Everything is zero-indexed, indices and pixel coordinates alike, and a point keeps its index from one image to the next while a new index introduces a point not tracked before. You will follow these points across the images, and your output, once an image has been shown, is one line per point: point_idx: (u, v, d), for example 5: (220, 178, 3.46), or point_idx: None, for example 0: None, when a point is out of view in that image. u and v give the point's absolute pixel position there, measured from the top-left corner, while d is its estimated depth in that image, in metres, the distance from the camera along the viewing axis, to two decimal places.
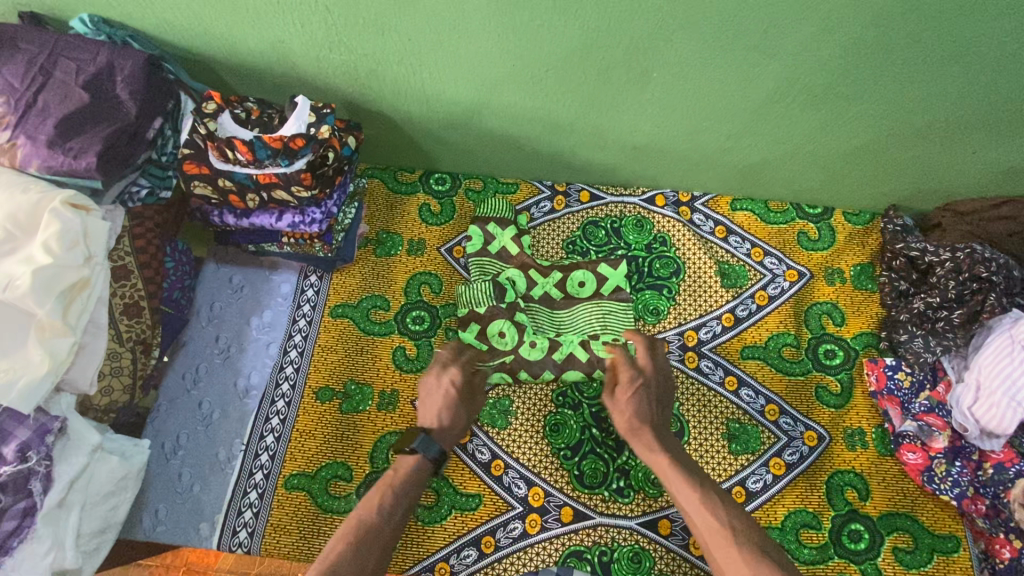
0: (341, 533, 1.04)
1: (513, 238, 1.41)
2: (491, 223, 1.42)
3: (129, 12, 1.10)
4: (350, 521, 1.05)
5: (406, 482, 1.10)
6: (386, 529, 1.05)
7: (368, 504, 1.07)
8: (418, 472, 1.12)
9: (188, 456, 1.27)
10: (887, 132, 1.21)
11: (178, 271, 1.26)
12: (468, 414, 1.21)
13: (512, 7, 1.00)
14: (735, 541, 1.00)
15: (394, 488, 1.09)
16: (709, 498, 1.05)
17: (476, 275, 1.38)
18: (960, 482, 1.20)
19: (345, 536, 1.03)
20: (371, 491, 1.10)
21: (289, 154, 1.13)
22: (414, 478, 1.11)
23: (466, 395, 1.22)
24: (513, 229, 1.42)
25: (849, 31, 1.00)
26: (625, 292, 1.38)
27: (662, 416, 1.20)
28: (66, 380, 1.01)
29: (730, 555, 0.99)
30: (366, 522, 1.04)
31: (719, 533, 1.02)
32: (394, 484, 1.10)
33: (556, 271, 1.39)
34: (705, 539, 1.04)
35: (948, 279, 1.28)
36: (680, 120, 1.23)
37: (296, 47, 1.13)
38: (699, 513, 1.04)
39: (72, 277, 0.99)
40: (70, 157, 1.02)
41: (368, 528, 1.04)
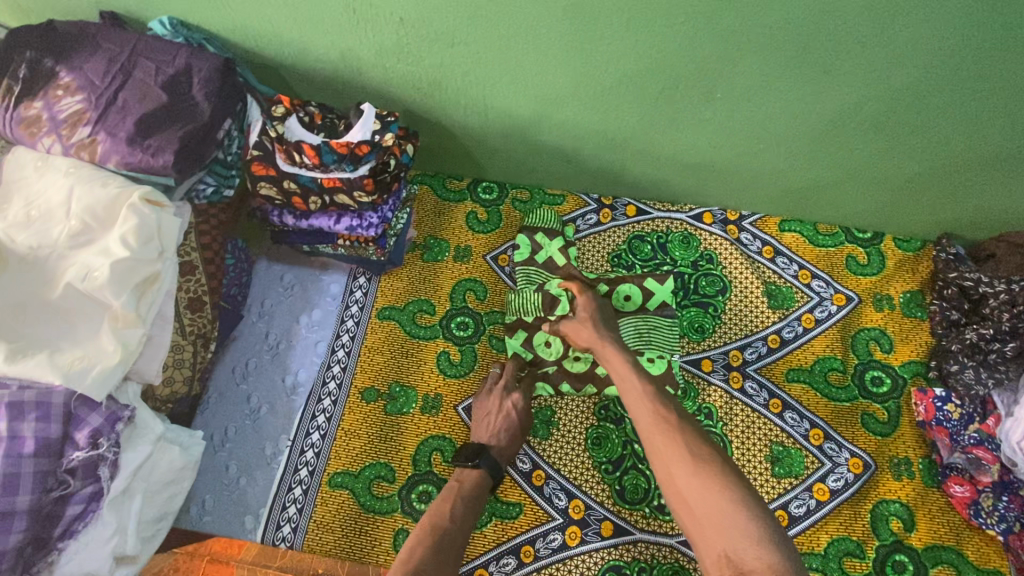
0: (416, 538, 0.99)
1: (560, 250, 1.42)
2: (540, 233, 1.43)
3: (207, 16, 1.13)
4: (424, 529, 1.01)
5: (472, 495, 1.10)
6: (458, 536, 1.02)
7: (440, 513, 1.04)
8: (480, 485, 1.12)
9: (235, 449, 1.30)
10: (948, 161, 1.21)
11: (237, 268, 1.29)
12: (523, 437, 1.23)
13: (586, 25, 1.01)
14: (671, 427, 0.97)
15: (461, 499, 1.08)
16: (651, 392, 1.04)
17: (523, 283, 1.39)
18: (1008, 517, 1.18)
19: (421, 541, 0.98)
20: (437, 504, 1.07)
21: (354, 159, 1.16)
22: (478, 493, 1.11)
23: (525, 417, 1.24)
24: (561, 240, 1.43)
25: (922, 61, 1.00)
26: (670, 308, 1.38)
27: (614, 330, 1.22)
28: (134, 369, 1.05)
29: (669, 443, 0.95)
30: (440, 528, 1.01)
31: (657, 421, 0.99)
32: (461, 495, 1.09)
33: (602, 284, 1.39)
34: (645, 429, 1.00)
35: (1002, 310, 1.27)
36: (738, 140, 1.24)
37: (366, 55, 1.16)
38: (639, 405, 1.03)
39: (145, 271, 1.02)
40: (149, 154, 1.06)
41: (441, 532, 1.00)
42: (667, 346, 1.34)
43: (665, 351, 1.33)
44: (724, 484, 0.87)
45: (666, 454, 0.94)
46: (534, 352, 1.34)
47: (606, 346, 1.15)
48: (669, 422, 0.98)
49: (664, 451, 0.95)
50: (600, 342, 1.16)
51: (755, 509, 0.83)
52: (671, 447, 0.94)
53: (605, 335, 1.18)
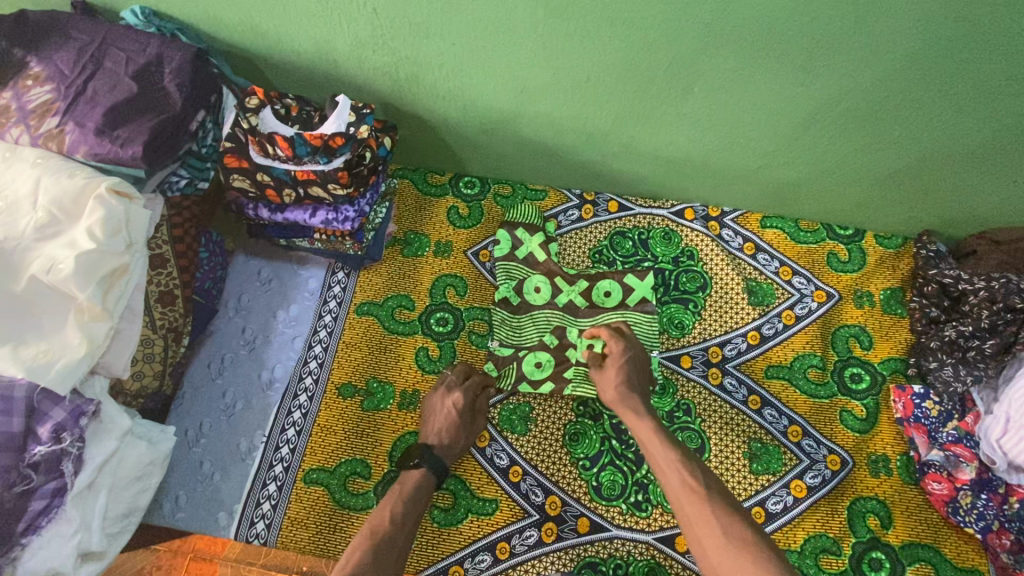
0: (358, 542, 1.00)
1: (541, 245, 1.41)
2: (520, 228, 1.42)
3: (179, 6, 1.12)
4: (366, 531, 1.02)
5: (414, 495, 1.11)
6: (398, 540, 1.03)
7: (382, 514, 1.05)
8: (422, 484, 1.13)
9: (210, 445, 1.28)
10: (927, 157, 1.20)
11: (211, 261, 1.27)
12: (467, 435, 1.22)
13: (560, 17, 1.00)
14: (703, 496, 0.97)
15: (402, 498, 1.09)
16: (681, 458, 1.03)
17: (503, 279, 1.38)
18: (986, 516, 1.18)
19: (362, 544, 1.00)
20: (380, 505, 1.08)
21: (328, 152, 1.14)
22: (420, 492, 1.12)
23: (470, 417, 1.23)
24: (542, 236, 1.42)
25: (898, 56, 0.99)
26: (651, 304, 1.37)
27: (645, 388, 1.19)
28: (101, 363, 1.03)
29: (704, 515, 0.95)
30: (383, 531, 1.02)
31: (690, 492, 0.98)
32: (403, 495, 1.10)
33: (582, 280, 1.39)
34: (677, 500, 1.00)
35: (981, 307, 1.26)
36: (717, 135, 1.23)
37: (340, 46, 1.15)
38: (669, 471, 1.02)
39: (113, 263, 1.00)
40: (117, 145, 1.04)
41: (382, 535, 1.02)
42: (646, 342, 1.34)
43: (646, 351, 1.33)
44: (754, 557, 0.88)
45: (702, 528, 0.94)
46: (512, 348, 1.33)
47: (631, 407, 1.14)
48: (700, 492, 0.98)
49: (699, 524, 0.95)
50: (626, 403, 1.15)
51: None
52: (706, 521, 0.94)
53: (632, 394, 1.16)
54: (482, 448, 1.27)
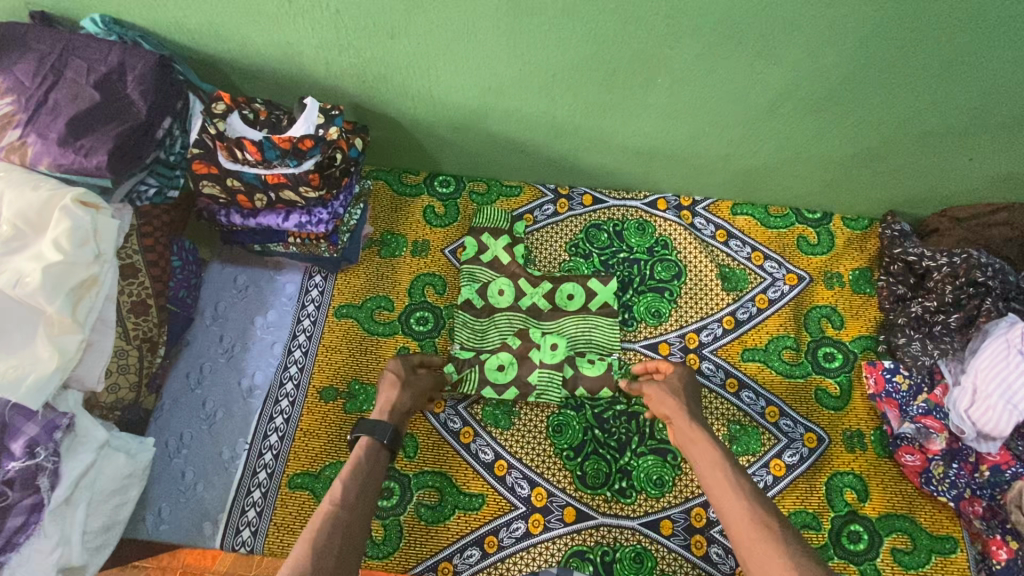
0: (310, 526, 0.92)
1: (506, 247, 1.42)
2: (486, 233, 1.43)
3: (141, 13, 1.11)
4: (317, 513, 0.94)
5: (366, 464, 1.04)
6: (353, 516, 0.96)
7: (330, 492, 0.98)
8: (376, 455, 1.06)
9: (191, 455, 1.27)
10: (886, 139, 1.24)
11: (184, 269, 1.25)
12: (414, 394, 1.18)
13: (523, 13, 1.02)
14: (753, 515, 0.93)
15: (352, 471, 1.02)
16: (732, 476, 1.00)
17: (465, 281, 1.40)
18: (958, 484, 1.22)
19: (314, 525, 0.92)
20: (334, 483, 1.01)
21: (297, 154, 1.15)
22: (374, 466, 1.05)
23: (414, 377, 1.20)
24: (508, 238, 1.43)
25: (851, 40, 1.02)
26: (614, 308, 1.39)
27: (699, 408, 1.17)
28: (73, 376, 1.01)
29: (751, 533, 0.91)
30: (334, 510, 0.95)
31: (739, 508, 0.95)
32: (357, 468, 1.03)
33: (546, 281, 1.40)
34: (724, 512, 0.97)
35: (945, 283, 1.31)
36: (685, 125, 1.25)
37: (306, 49, 1.15)
38: (717, 487, 1.00)
39: (82, 274, 0.99)
40: (81, 155, 1.03)
41: (336, 513, 0.94)
42: (606, 346, 1.36)
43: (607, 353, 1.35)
44: None
45: (747, 543, 0.91)
46: (473, 351, 1.34)
47: (687, 420, 1.12)
48: (750, 509, 0.94)
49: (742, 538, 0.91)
50: (682, 416, 1.13)
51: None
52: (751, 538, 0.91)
53: (690, 412, 1.14)
54: (438, 414, 1.30)
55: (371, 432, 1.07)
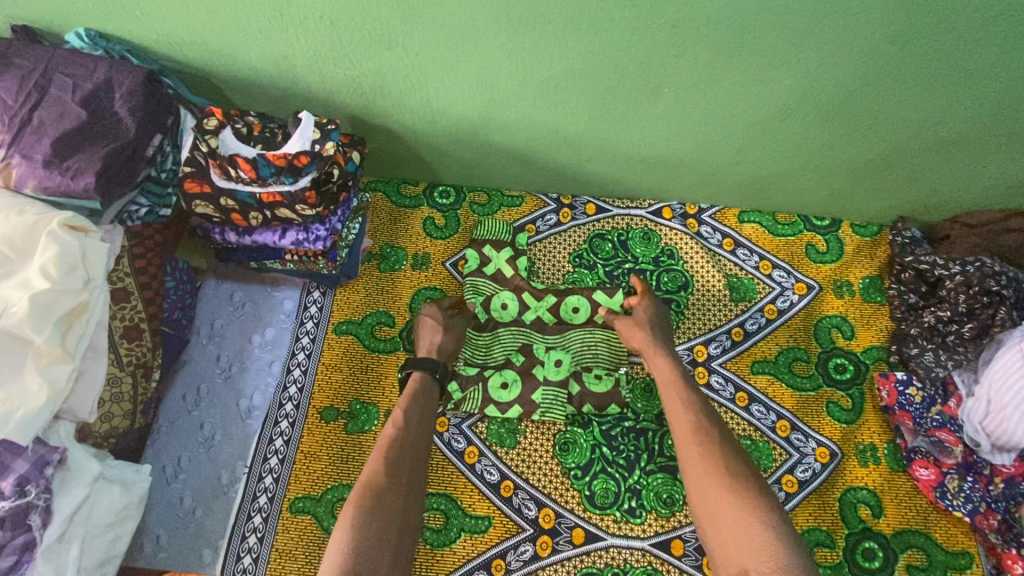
0: (375, 456, 1.02)
1: (508, 260, 1.39)
2: (488, 245, 1.39)
3: (128, 27, 1.07)
4: (380, 443, 1.04)
5: (420, 400, 1.13)
6: (413, 445, 1.06)
7: (389, 423, 1.08)
8: (426, 388, 1.16)
9: (189, 480, 1.24)
10: (898, 147, 1.21)
11: (178, 290, 1.23)
12: (455, 338, 1.26)
13: (526, 23, 0.98)
14: (709, 447, 1.02)
15: (409, 404, 1.11)
16: (693, 406, 1.09)
17: (470, 294, 1.36)
18: (973, 498, 1.19)
19: (378, 456, 1.02)
20: (391, 415, 1.10)
21: (293, 171, 1.11)
22: (426, 399, 1.14)
23: (453, 321, 1.29)
24: (509, 251, 1.40)
25: (864, 47, 0.99)
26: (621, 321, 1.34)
27: (666, 337, 1.25)
28: (64, 407, 0.98)
29: (706, 461, 1.01)
30: (397, 439, 1.05)
31: (695, 436, 1.04)
32: (412, 400, 1.12)
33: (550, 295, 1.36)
34: (679, 437, 1.07)
35: (958, 292, 1.28)
36: (691, 134, 1.22)
37: (301, 62, 1.11)
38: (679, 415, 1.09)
39: (71, 302, 0.96)
40: (68, 177, 0.99)
41: (397, 443, 1.04)
42: (615, 359, 1.32)
43: (614, 368, 1.31)
44: (752, 504, 0.93)
45: (699, 470, 1.01)
46: (479, 367, 1.31)
47: (656, 351, 1.20)
48: (707, 438, 1.04)
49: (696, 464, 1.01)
50: (652, 348, 1.20)
51: (777, 533, 0.89)
52: (705, 466, 1.00)
53: (658, 343, 1.22)
54: (441, 434, 1.27)
55: (428, 370, 1.18)
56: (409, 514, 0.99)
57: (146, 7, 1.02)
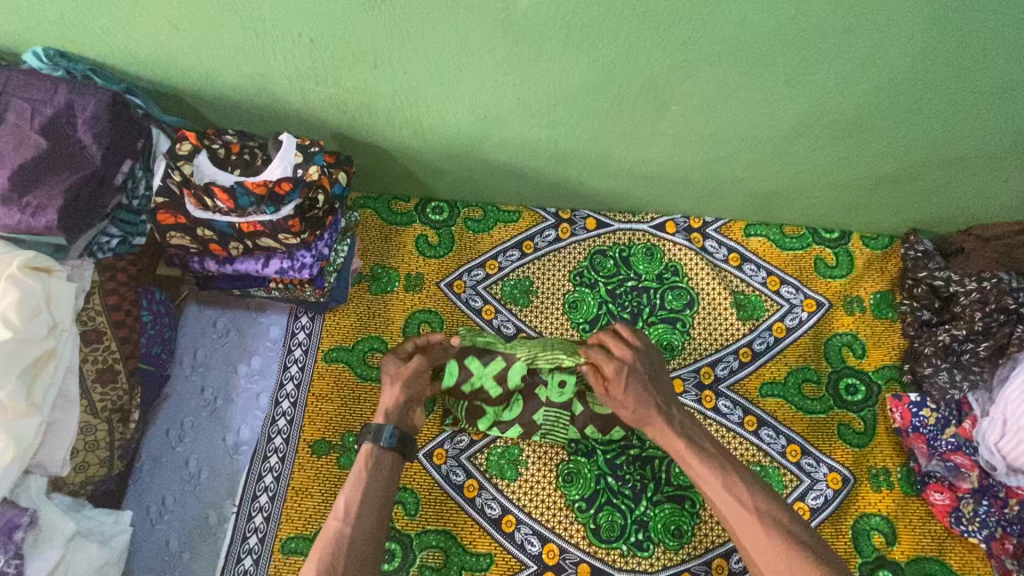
0: (312, 556, 0.94)
1: (496, 378, 1.19)
2: (474, 358, 1.20)
3: (91, 45, 0.99)
4: (321, 540, 0.96)
5: (373, 481, 1.03)
6: (356, 541, 0.97)
7: (332, 515, 1.00)
8: (377, 460, 1.05)
9: (175, 521, 1.18)
10: (914, 162, 1.15)
11: (156, 324, 1.13)
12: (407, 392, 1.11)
13: (523, 40, 0.92)
14: (763, 524, 0.96)
15: (356, 486, 1.02)
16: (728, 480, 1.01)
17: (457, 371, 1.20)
18: (988, 523, 1.16)
19: (316, 557, 0.94)
20: (337, 501, 1.02)
21: (275, 200, 1.03)
22: (380, 476, 1.04)
23: (405, 367, 1.12)
24: (501, 361, 1.19)
25: (888, 64, 0.93)
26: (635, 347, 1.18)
27: (664, 391, 1.11)
28: (34, 463, 0.94)
29: (765, 544, 0.95)
30: (336, 535, 0.96)
31: (745, 518, 0.98)
32: (359, 480, 1.02)
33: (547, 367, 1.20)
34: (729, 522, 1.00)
35: (973, 309, 1.24)
36: (699, 150, 1.16)
37: (281, 80, 1.03)
38: (719, 495, 1.01)
39: (36, 351, 0.92)
40: (28, 215, 0.92)
41: (336, 540, 0.96)
42: None
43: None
44: None
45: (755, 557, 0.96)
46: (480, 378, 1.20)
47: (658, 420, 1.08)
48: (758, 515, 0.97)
49: (756, 548, 0.96)
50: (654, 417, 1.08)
51: None
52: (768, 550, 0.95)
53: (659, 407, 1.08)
54: (439, 466, 1.22)
55: (375, 437, 1.06)
56: None
57: (111, 26, 0.94)
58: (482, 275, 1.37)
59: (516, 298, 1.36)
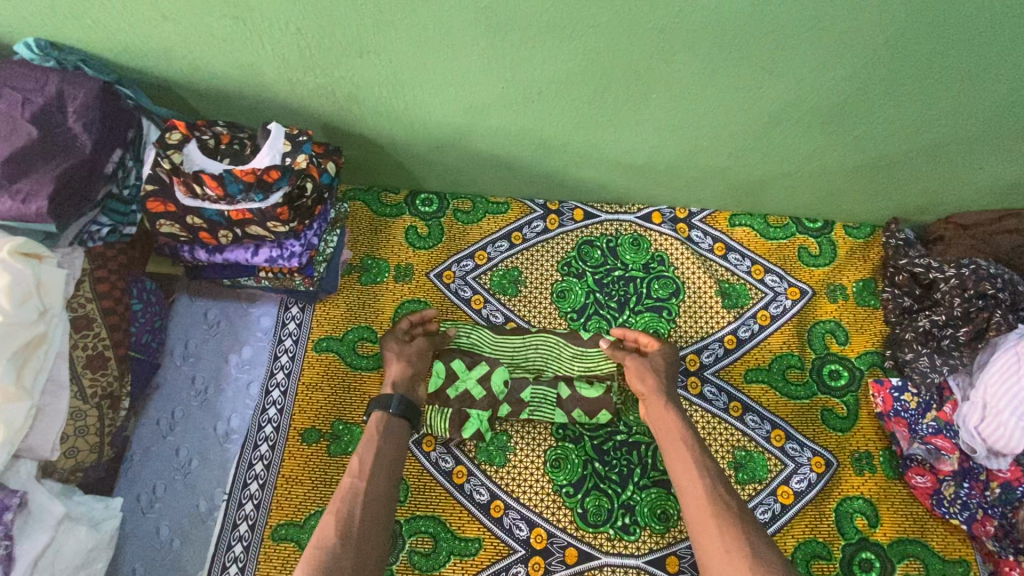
0: (329, 511, 0.93)
1: (479, 380, 1.23)
2: (459, 360, 1.24)
3: (81, 36, 1.00)
4: (337, 497, 0.96)
5: (382, 441, 1.04)
6: (372, 495, 0.96)
7: (347, 474, 0.99)
8: (385, 425, 1.06)
9: (166, 509, 1.19)
10: (893, 150, 1.18)
11: (146, 312, 1.15)
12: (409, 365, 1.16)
13: (507, 28, 0.93)
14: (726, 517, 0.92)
15: (368, 447, 1.03)
16: (706, 470, 0.99)
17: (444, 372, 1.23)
18: (969, 505, 1.18)
19: (332, 511, 0.93)
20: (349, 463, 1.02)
21: (262, 188, 1.05)
22: (388, 437, 1.05)
23: (406, 346, 1.19)
24: (484, 366, 1.25)
25: (862, 50, 0.95)
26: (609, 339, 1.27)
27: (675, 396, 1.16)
28: (24, 447, 0.96)
29: (717, 530, 0.90)
30: (352, 490, 0.96)
31: (709, 505, 0.93)
32: (370, 443, 1.04)
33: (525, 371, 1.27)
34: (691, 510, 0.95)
35: (952, 295, 1.25)
36: (682, 139, 1.18)
37: (270, 71, 1.05)
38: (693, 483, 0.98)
39: (27, 335, 0.93)
40: (19, 201, 0.93)
41: (351, 495, 0.95)
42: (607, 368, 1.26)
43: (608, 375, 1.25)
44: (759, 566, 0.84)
45: (704, 530, 0.91)
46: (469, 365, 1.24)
47: (661, 404, 1.11)
48: (721, 507, 0.93)
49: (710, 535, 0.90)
50: (657, 400, 1.11)
51: None
52: (718, 545, 0.89)
53: (666, 394, 1.12)
54: (428, 454, 1.23)
55: (384, 405, 1.08)
56: (370, 567, 0.89)
57: (101, 16, 0.95)
58: (471, 266, 1.39)
59: (505, 288, 1.37)
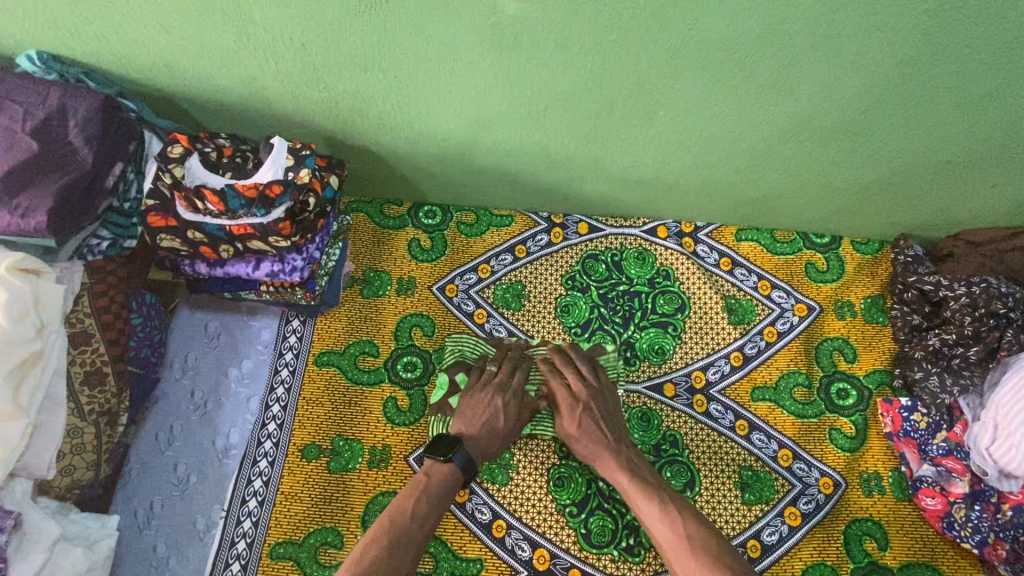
0: (371, 538, 0.96)
1: None
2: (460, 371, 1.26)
3: (83, 49, 0.99)
4: (382, 526, 0.98)
5: (443, 491, 1.04)
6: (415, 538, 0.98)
7: (400, 504, 1.00)
8: (450, 477, 1.05)
9: (163, 526, 1.17)
10: (903, 167, 1.16)
11: (146, 326, 1.14)
12: (486, 422, 1.13)
13: (514, 44, 0.92)
14: (694, 554, 0.94)
15: (428, 491, 1.03)
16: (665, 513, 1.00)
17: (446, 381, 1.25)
18: (981, 528, 1.15)
19: (379, 551, 0.94)
20: (404, 492, 1.03)
21: (265, 202, 1.04)
22: (448, 487, 1.05)
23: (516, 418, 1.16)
24: None
25: (873, 67, 0.94)
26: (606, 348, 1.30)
27: (617, 427, 1.15)
28: (20, 466, 0.94)
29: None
30: (401, 529, 0.97)
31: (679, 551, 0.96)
32: (430, 487, 1.03)
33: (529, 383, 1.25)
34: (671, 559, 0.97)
35: (963, 313, 1.24)
36: (689, 154, 1.16)
37: (273, 84, 1.04)
38: (659, 529, 1.00)
39: (24, 352, 0.91)
40: (17, 216, 0.92)
41: (400, 531, 0.97)
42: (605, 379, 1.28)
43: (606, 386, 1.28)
44: None
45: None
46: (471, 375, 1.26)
47: (604, 456, 1.11)
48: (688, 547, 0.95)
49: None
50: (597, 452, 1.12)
51: None
52: None
53: (599, 441, 1.12)
54: None
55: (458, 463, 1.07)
56: None
57: (104, 29, 0.95)
58: (475, 279, 1.37)
59: (508, 302, 1.36)
